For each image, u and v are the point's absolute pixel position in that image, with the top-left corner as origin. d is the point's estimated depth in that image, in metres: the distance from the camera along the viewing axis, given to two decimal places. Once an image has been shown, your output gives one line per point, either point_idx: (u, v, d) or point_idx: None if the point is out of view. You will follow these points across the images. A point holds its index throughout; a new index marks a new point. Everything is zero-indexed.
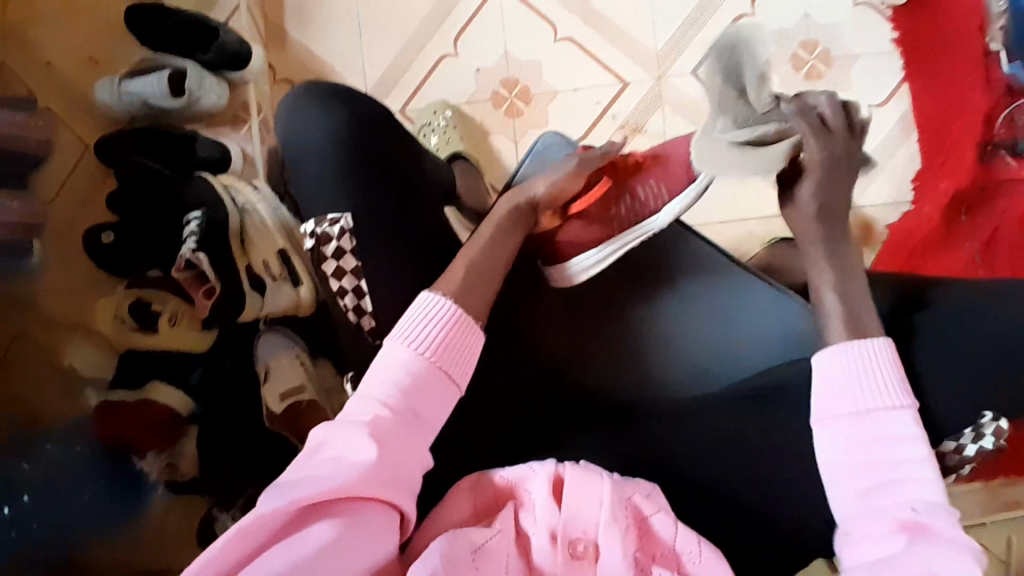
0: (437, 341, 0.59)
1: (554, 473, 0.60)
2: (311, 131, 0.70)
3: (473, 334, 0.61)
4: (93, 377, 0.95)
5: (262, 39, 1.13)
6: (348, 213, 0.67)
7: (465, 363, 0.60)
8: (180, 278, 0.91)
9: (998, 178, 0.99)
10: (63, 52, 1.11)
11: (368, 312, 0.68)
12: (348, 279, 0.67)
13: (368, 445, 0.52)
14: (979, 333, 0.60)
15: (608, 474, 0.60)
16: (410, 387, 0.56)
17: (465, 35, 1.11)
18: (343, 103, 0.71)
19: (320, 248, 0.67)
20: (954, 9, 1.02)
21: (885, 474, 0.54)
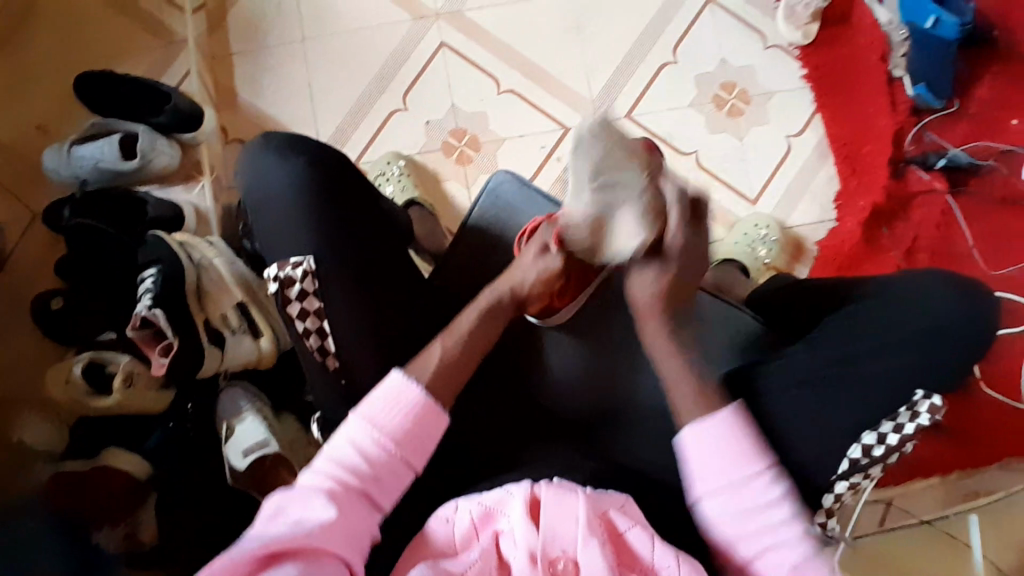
0: (397, 426, 0.62)
1: (530, 494, 0.60)
2: (272, 178, 0.72)
3: (438, 418, 0.63)
4: (45, 451, 0.94)
5: (213, 102, 1.16)
6: (310, 257, 0.69)
7: (426, 447, 0.63)
8: (136, 337, 0.89)
9: (915, 191, 1.10)
10: (12, 123, 1.12)
11: (332, 352, 0.68)
12: (310, 320, 0.68)
13: (326, 509, 0.57)
14: (897, 320, 0.69)
15: (582, 490, 0.61)
16: (370, 468, 0.60)
17: (413, 91, 1.17)
18: (302, 151, 0.72)
19: (283, 291, 0.68)
20: (852, 48, 1.15)
21: (750, 528, 0.60)
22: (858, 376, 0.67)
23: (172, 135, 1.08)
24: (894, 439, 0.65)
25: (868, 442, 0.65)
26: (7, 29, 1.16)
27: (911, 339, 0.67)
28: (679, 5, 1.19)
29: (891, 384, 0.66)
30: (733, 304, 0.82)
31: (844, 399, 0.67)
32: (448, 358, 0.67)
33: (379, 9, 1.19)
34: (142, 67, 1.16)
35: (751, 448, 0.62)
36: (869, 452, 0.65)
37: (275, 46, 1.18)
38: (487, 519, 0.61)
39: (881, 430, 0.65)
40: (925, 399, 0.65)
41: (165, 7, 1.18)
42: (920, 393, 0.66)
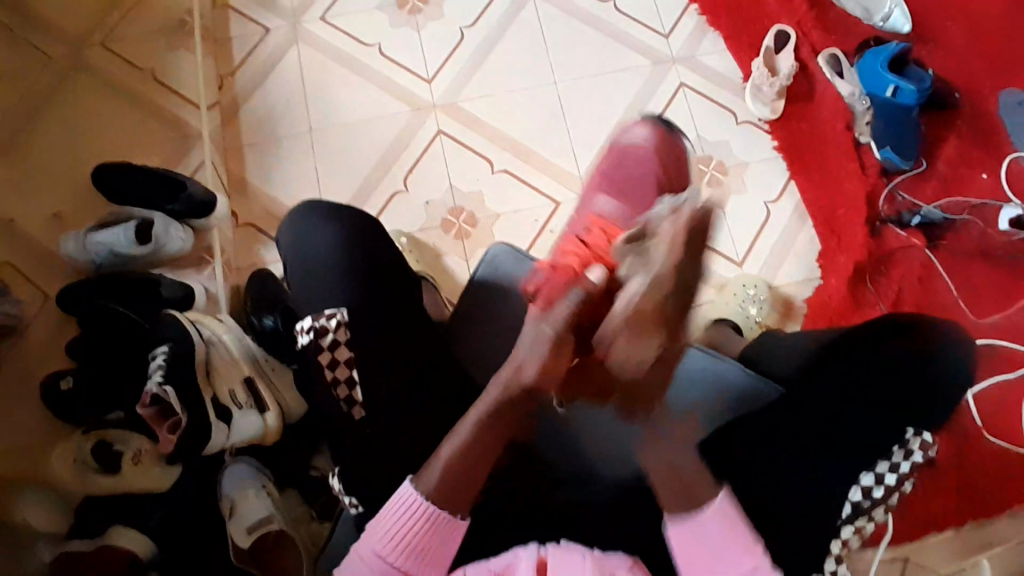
0: (409, 541, 0.64)
1: (539, 557, 0.64)
2: (317, 240, 0.80)
3: (451, 533, 0.65)
4: (49, 533, 0.95)
5: (226, 189, 1.24)
6: (344, 308, 0.76)
7: (438, 559, 0.65)
8: (143, 414, 0.89)
9: (894, 248, 1.17)
10: (31, 213, 1.19)
11: (358, 401, 0.74)
12: (340, 369, 0.75)
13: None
14: (895, 371, 0.74)
15: (589, 552, 0.65)
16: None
17: (413, 174, 1.25)
18: (343, 219, 0.82)
19: (317, 339, 0.75)
20: (817, 121, 1.25)
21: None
22: (850, 415, 0.73)
23: (185, 220, 1.15)
24: (892, 479, 0.71)
25: (868, 482, 0.71)
26: (28, 129, 1.24)
27: (894, 377, 0.74)
28: (655, 88, 1.30)
29: (881, 423, 0.73)
30: (714, 354, 0.85)
31: (840, 433, 0.72)
32: (461, 454, 0.66)
33: (379, 102, 1.29)
34: (157, 159, 1.24)
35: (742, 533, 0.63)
36: (869, 493, 0.71)
37: (284, 137, 1.27)
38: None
39: (878, 471, 0.72)
40: (916, 434, 0.72)
41: (180, 105, 1.27)
42: (908, 430, 0.72)
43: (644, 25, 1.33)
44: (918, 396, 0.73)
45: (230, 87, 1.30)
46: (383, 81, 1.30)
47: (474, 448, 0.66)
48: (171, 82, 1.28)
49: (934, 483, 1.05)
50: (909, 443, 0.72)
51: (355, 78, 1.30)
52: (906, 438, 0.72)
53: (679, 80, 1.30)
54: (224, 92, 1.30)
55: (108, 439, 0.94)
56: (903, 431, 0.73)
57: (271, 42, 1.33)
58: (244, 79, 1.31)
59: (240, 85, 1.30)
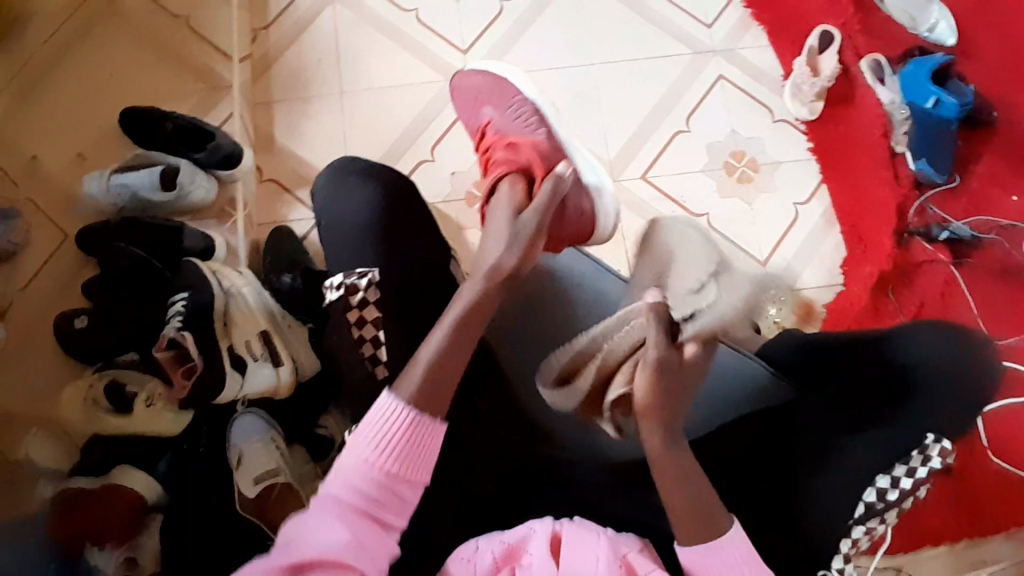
0: (396, 445, 0.64)
1: (553, 531, 0.66)
2: (358, 194, 0.82)
3: (433, 430, 0.65)
4: (50, 470, 0.96)
5: (253, 145, 1.23)
6: (376, 268, 0.76)
7: (425, 456, 0.65)
8: (158, 358, 0.90)
9: (919, 261, 1.16)
10: (55, 150, 1.18)
11: (382, 360, 0.73)
12: (367, 328, 0.74)
13: (337, 525, 0.60)
14: (920, 379, 0.73)
15: (604, 532, 0.65)
16: (382, 493, 0.63)
17: (441, 145, 1.24)
18: (385, 177, 0.84)
19: (347, 297, 0.74)
20: (853, 125, 1.24)
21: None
22: (853, 416, 0.74)
23: (210, 171, 1.14)
24: (909, 482, 0.67)
25: (882, 485, 0.68)
26: (58, 69, 1.23)
27: (915, 385, 0.73)
28: (692, 79, 1.28)
29: (903, 428, 0.70)
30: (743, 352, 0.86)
31: (845, 431, 0.73)
32: (437, 362, 0.66)
33: (413, 70, 1.28)
34: (184, 109, 1.23)
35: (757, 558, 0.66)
36: (884, 496, 0.67)
37: (314, 97, 1.26)
38: (511, 558, 0.65)
39: (894, 474, 0.68)
40: (937, 441, 0.68)
41: (212, 55, 1.26)
42: (931, 435, 0.69)
43: (686, 13, 1.31)
44: (943, 406, 0.71)
45: (264, 42, 1.29)
46: (418, 47, 1.29)
47: (440, 368, 0.66)
48: (204, 30, 1.27)
49: (933, 502, 1.05)
50: (931, 449, 0.68)
51: (390, 44, 1.29)
52: (926, 443, 0.69)
53: (717, 72, 1.28)
54: (258, 46, 1.29)
55: (122, 382, 0.95)
56: (924, 436, 0.69)
57: (308, 1, 1.31)
58: (277, 34, 1.29)
59: (274, 39, 1.29)
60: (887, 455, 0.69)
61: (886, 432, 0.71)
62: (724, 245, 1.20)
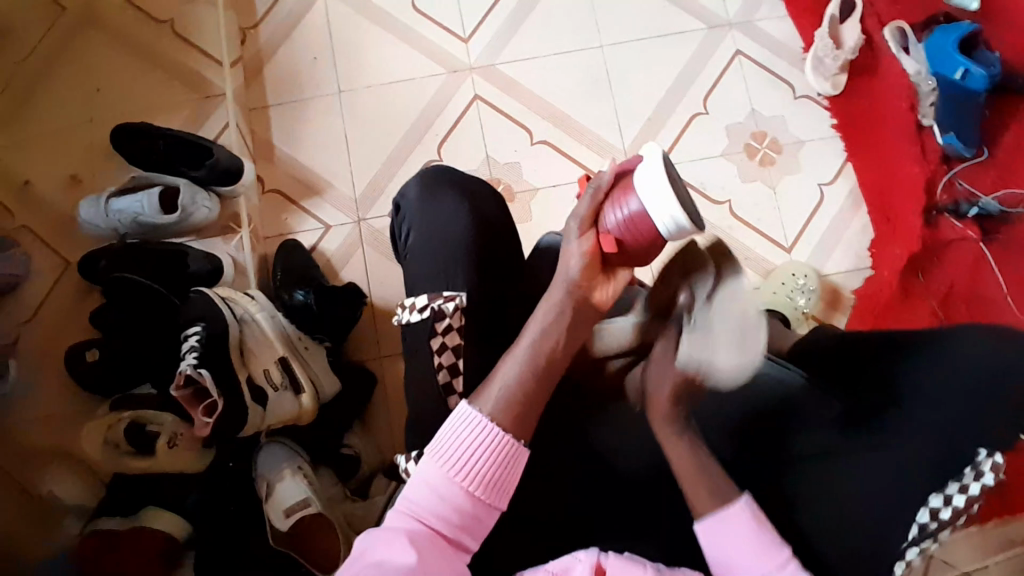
0: (480, 473, 0.60)
1: (596, 563, 0.61)
2: (453, 214, 0.78)
3: (520, 459, 0.62)
4: (79, 505, 0.98)
5: (251, 154, 1.18)
6: (463, 294, 0.72)
7: (508, 482, 0.62)
8: (178, 396, 0.86)
9: (949, 238, 1.12)
10: (47, 174, 1.13)
11: (457, 391, 0.69)
12: (446, 355, 0.70)
13: (408, 552, 0.56)
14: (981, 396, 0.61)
15: (650, 564, 0.61)
16: (459, 518, 0.60)
17: (447, 143, 1.19)
18: (472, 195, 0.80)
19: (434, 322, 0.71)
20: (881, 98, 1.17)
21: None
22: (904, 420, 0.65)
23: (212, 188, 1.10)
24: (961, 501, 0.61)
25: (935, 504, 0.62)
26: (41, 85, 1.16)
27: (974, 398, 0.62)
28: (708, 56, 1.22)
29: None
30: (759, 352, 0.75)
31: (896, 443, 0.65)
32: (513, 390, 0.63)
33: (414, 63, 1.21)
34: (178, 121, 1.17)
35: (772, 531, 0.62)
36: (937, 515, 0.62)
37: (311, 99, 1.20)
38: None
39: (947, 492, 0.62)
40: (990, 455, 0.61)
41: (202, 62, 1.19)
42: (981, 452, 0.61)
43: None
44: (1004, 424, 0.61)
45: (253, 42, 1.22)
46: (417, 38, 1.22)
47: (527, 388, 0.63)
48: (192, 35, 1.20)
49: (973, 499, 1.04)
50: (982, 465, 0.61)
51: (387, 35, 1.22)
52: (978, 459, 0.61)
53: (735, 48, 1.22)
54: (248, 46, 1.22)
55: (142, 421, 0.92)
56: (976, 450, 0.62)
57: None
58: (268, 32, 1.22)
59: (264, 38, 1.22)
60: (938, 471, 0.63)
61: (945, 455, 0.62)
62: (748, 232, 1.16)
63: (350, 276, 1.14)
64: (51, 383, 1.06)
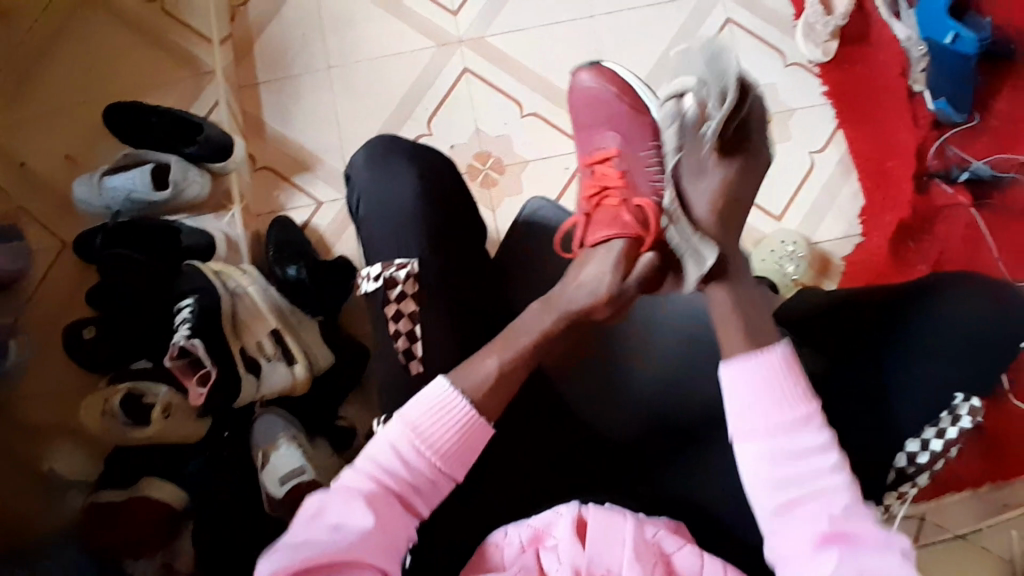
0: (445, 444, 0.62)
1: (577, 515, 0.61)
2: (405, 177, 0.79)
3: (484, 434, 0.64)
4: (77, 480, 0.99)
5: (242, 131, 1.18)
6: (415, 259, 0.74)
7: (469, 455, 0.64)
8: (172, 366, 0.88)
9: (940, 205, 1.12)
10: (41, 154, 1.14)
11: (417, 356, 0.71)
12: (403, 322, 0.72)
13: (366, 514, 0.58)
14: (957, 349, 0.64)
15: (629, 513, 0.62)
16: (416, 480, 0.62)
17: (437, 116, 1.19)
18: (434, 164, 0.82)
19: (386, 290, 0.73)
20: (870, 65, 1.18)
21: (797, 463, 0.59)
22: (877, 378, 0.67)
23: (204, 164, 1.10)
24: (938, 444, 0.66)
25: (913, 448, 0.66)
26: (34, 66, 1.17)
27: None
28: (699, 24, 1.21)
29: (929, 389, 0.67)
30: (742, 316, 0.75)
31: (870, 395, 0.68)
32: (497, 377, 0.65)
33: (402, 37, 1.21)
34: (169, 99, 1.18)
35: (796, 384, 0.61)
36: (914, 459, 0.66)
37: (301, 75, 1.20)
38: (537, 540, 0.62)
39: (923, 436, 0.66)
40: (965, 399, 0.67)
41: (192, 38, 1.20)
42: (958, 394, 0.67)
43: None
44: (972, 362, 0.67)
45: (242, 19, 1.22)
46: (405, 11, 1.22)
47: (508, 372, 0.66)
48: (181, 12, 1.20)
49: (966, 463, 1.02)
50: (959, 407, 0.67)
51: (375, 9, 1.22)
52: (955, 404, 0.67)
53: (725, 16, 1.21)
54: (237, 24, 1.22)
55: (137, 393, 0.94)
56: (952, 396, 0.67)
57: None
58: (257, 9, 1.22)
59: (253, 15, 1.22)
60: (920, 419, 0.66)
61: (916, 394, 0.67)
62: None
63: (342, 250, 1.15)
64: (49, 361, 1.07)
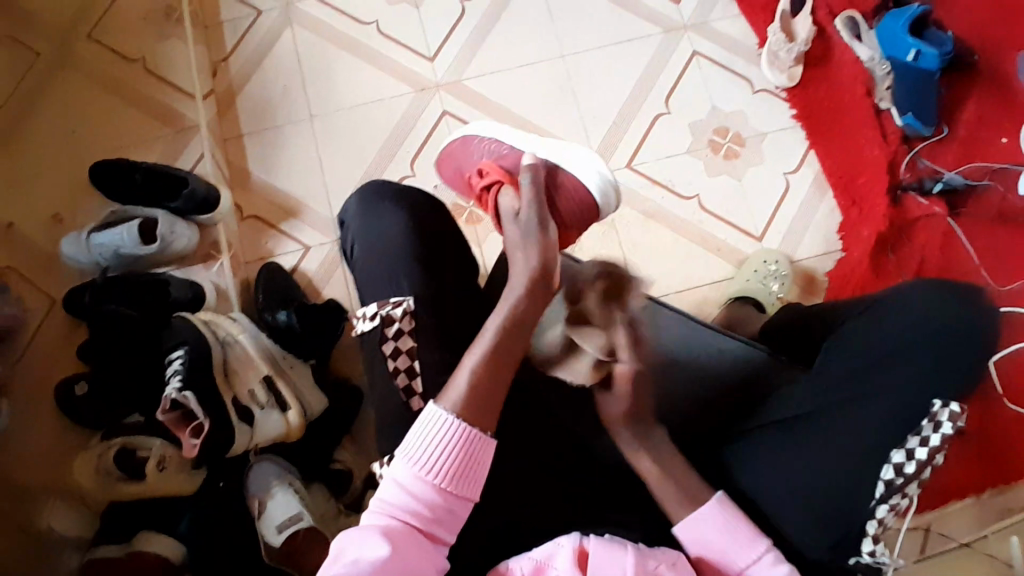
0: (452, 467, 0.62)
1: (578, 547, 0.61)
2: (389, 216, 0.81)
3: (487, 448, 0.64)
4: (74, 538, 0.97)
5: (229, 182, 1.21)
6: (410, 297, 0.75)
7: (478, 474, 0.63)
8: (165, 420, 0.87)
9: (916, 215, 1.14)
10: (29, 215, 1.16)
11: (417, 392, 0.72)
12: (401, 359, 0.73)
13: (383, 545, 0.58)
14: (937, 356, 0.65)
15: (629, 544, 0.61)
16: (430, 508, 0.61)
17: (420, 157, 1.22)
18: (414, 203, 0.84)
19: (384, 328, 0.73)
20: (835, 87, 1.22)
21: None
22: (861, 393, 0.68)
23: (189, 217, 1.12)
24: (924, 453, 0.62)
25: (898, 459, 0.63)
26: (21, 131, 1.20)
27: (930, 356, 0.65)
28: (667, 57, 1.26)
29: (919, 394, 0.66)
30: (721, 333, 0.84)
31: None
32: (472, 385, 0.64)
33: (381, 84, 1.25)
34: (155, 155, 1.20)
35: (737, 527, 0.65)
36: (901, 470, 0.63)
37: (284, 125, 1.23)
38: (538, 573, 0.61)
39: (908, 446, 0.63)
40: (947, 405, 0.63)
41: (176, 97, 1.23)
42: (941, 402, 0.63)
43: None
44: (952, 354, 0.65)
45: (224, 74, 1.26)
46: (384, 60, 1.26)
47: (484, 379, 0.64)
48: (165, 71, 1.24)
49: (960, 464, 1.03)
50: (941, 414, 0.63)
51: (353, 59, 1.26)
52: (937, 410, 0.63)
53: (692, 48, 1.26)
54: (220, 79, 1.25)
55: (131, 447, 0.94)
56: (932, 402, 0.64)
57: (264, 26, 1.28)
58: (238, 64, 1.26)
59: (234, 70, 1.26)
60: None
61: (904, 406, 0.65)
62: (718, 224, 1.19)
63: (332, 292, 1.16)
64: (39, 420, 1.06)
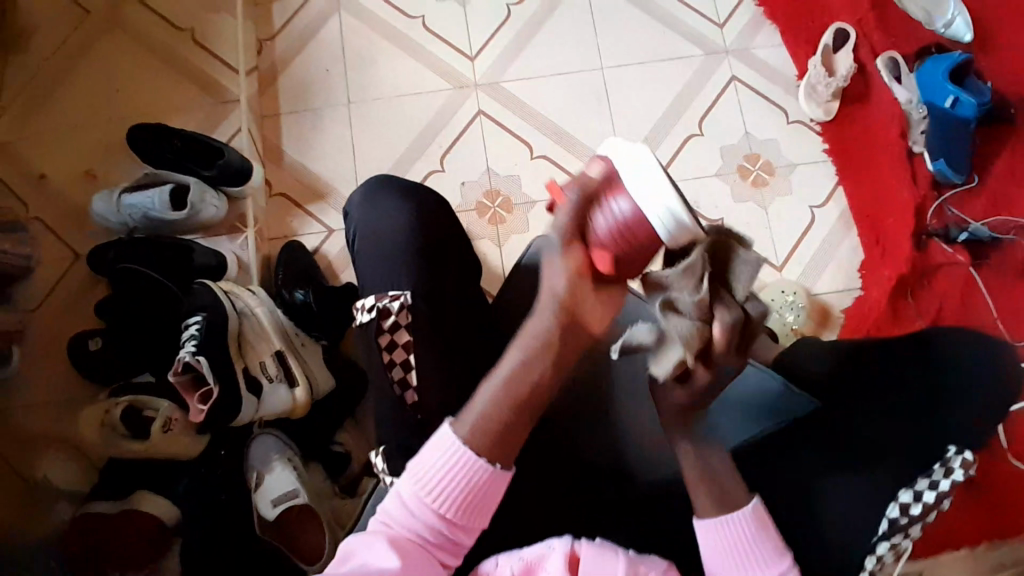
0: (467, 494, 0.61)
1: (570, 551, 0.61)
2: (406, 209, 0.83)
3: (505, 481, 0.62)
4: (70, 490, 0.99)
5: (261, 158, 1.22)
6: (407, 293, 0.76)
7: (488, 503, 0.62)
8: (176, 382, 0.90)
9: (938, 262, 1.14)
10: (63, 169, 1.18)
11: (411, 386, 0.72)
12: (397, 352, 0.73)
13: (392, 557, 0.58)
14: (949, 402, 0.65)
15: (622, 552, 0.61)
16: (440, 529, 0.60)
17: (451, 153, 1.23)
18: (432, 199, 0.86)
19: (379, 321, 0.73)
20: (871, 126, 1.22)
21: None
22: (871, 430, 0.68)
23: (220, 188, 1.14)
24: (932, 497, 0.63)
25: (905, 499, 0.64)
26: (65, 86, 1.22)
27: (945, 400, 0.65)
28: (706, 79, 1.26)
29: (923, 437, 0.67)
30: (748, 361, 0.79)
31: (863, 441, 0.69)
32: (491, 414, 0.60)
33: (420, 78, 1.26)
34: (192, 124, 1.22)
35: (771, 535, 0.61)
36: (907, 510, 0.63)
37: (321, 108, 1.25)
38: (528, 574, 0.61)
39: (916, 487, 0.64)
40: (960, 452, 0.65)
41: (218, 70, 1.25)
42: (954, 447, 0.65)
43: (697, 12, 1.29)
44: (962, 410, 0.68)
45: (269, 53, 1.28)
46: (426, 55, 1.27)
47: (503, 406, 0.60)
48: (210, 43, 1.26)
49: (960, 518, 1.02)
50: (952, 460, 0.64)
51: (396, 51, 1.28)
52: (949, 455, 0.65)
53: (731, 73, 1.27)
54: (264, 57, 1.28)
55: (138, 406, 0.95)
56: (945, 449, 0.66)
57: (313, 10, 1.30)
58: (282, 45, 1.28)
59: (279, 50, 1.28)
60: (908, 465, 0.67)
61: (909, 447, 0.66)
62: None
63: (349, 277, 1.17)
64: (49, 369, 1.08)
